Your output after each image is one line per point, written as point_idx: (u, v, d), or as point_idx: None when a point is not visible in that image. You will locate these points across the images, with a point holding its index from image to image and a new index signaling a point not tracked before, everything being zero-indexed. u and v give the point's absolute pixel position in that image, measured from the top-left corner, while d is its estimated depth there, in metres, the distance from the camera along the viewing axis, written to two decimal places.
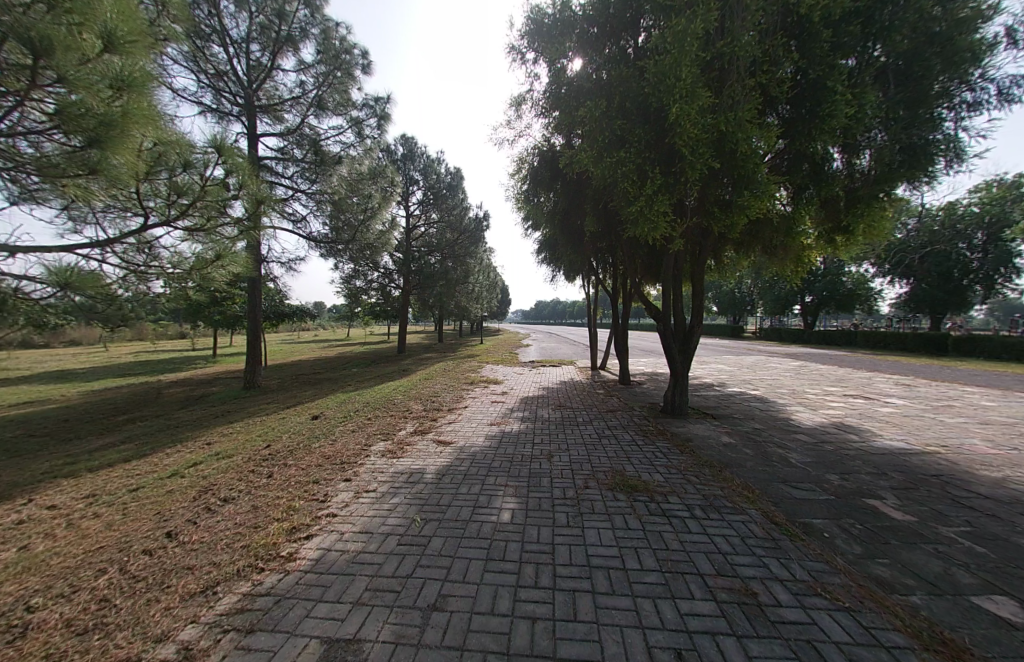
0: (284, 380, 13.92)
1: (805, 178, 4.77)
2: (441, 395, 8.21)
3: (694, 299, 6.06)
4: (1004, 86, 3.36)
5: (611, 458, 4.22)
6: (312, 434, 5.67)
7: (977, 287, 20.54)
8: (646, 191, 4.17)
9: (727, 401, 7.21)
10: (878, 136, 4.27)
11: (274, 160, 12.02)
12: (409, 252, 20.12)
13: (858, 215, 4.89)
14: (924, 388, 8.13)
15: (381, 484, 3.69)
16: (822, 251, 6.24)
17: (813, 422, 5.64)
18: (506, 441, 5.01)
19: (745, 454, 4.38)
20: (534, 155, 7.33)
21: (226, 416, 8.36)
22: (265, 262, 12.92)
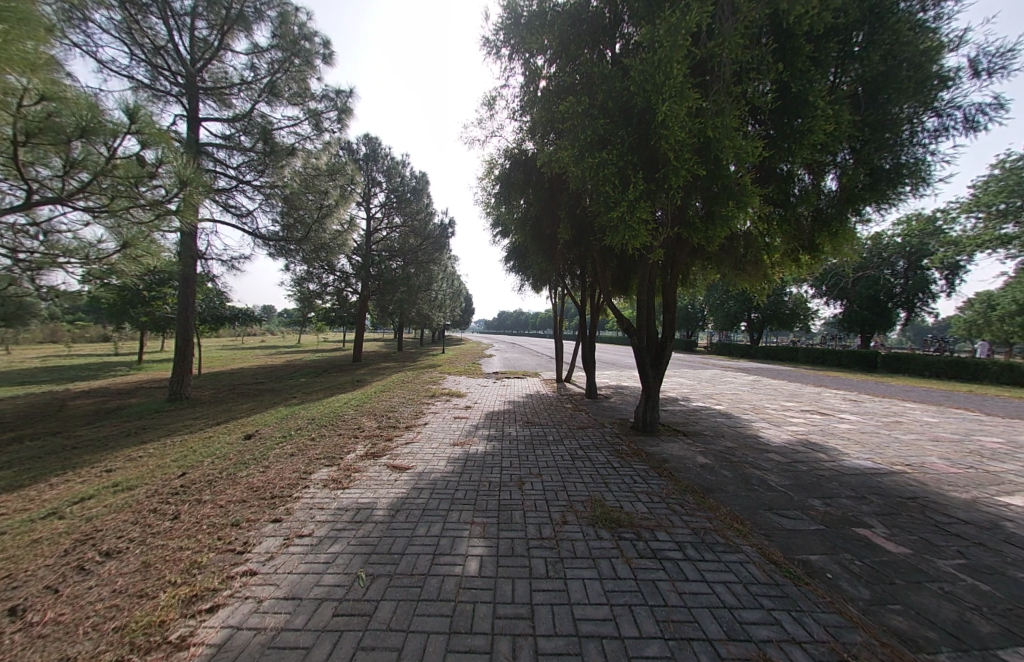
0: (218, 391, 12.35)
1: (778, 196, 5.00)
2: (399, 410, 7.47)
3: (666, 313, 5.95)
4: (970, 114, 3.83)
5: (587, 484, 3.83)
6: (240, 460, 4.68)
7: (900, 309, 23.53)
8: (629, 195, 3.95)
9: (696, 417, 7.19)
10: (843, 160, 4.79)
11: (216, 148, 10.86)
12: (368, 255, 19.12)
13: (826, 235, 5.22)
14: (868, 404, 8.66)
15: (321, 526, 2.98)
16: (785, 269, 6.55)
17: (782, 440, 5.68)
18: (470, 464, 4.47)
19: (726, 476, 4.19)
20: (505, 158, 7.04)
21: (136, 435, 7.04)
22: (200, 258, 11.50)
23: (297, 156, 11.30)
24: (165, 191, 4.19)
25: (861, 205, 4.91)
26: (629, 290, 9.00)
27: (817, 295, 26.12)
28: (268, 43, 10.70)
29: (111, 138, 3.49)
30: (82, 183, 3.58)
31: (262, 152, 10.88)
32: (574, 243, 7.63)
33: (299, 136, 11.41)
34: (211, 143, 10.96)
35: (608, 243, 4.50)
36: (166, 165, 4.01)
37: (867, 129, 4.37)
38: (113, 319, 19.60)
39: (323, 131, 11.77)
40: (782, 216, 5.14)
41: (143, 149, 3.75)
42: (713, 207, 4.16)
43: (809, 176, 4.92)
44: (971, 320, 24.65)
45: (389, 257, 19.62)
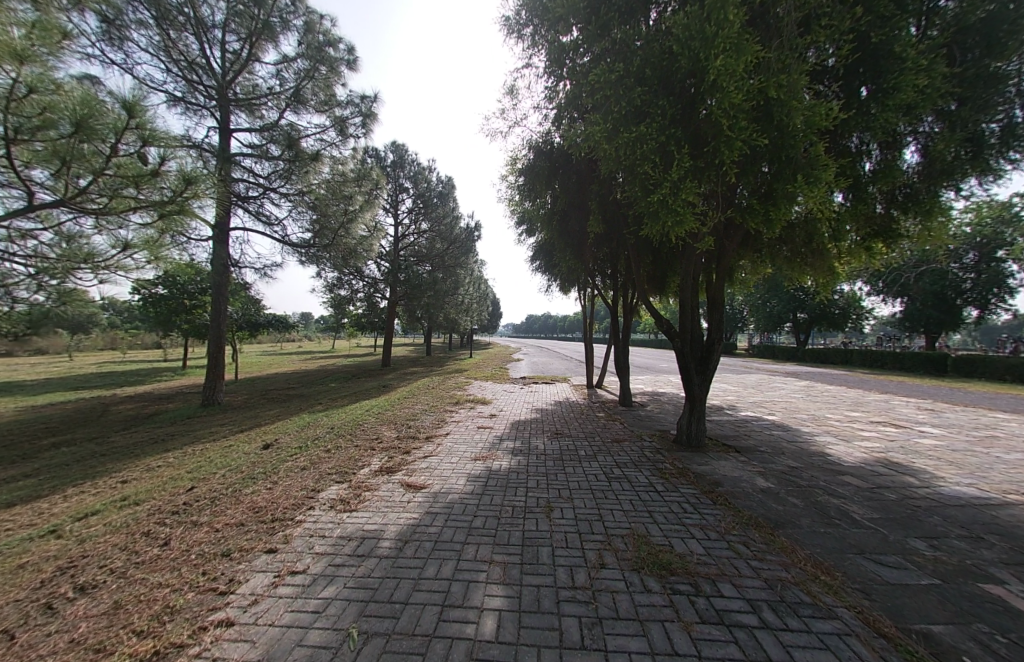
0: (251, 397, 12.64)
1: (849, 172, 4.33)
2: (421, 418, 7.14)
3: (712, 312, 5.31)
4: None
5: (628, 513, 3.26)
6: (249, 474, 4.44)
7: (971, 307, 20.95)
8: (673, 175, 3.47)
9: (746, 429, 6.38)
10: (926, 129, 4.15)
11: (245, 156, 11.13)
12: (395, 260, 19.30)
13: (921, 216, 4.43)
14: (953, 415, 7.42)
15: (317, 560, 2.62)
16: (854, 260, 5.69)
17: (855, 459, 4.81)
18: (491, 484, 3.99)
19: (794, 507, 3.46)
20: (529, 148, 6.61)
21: (168, 441, 7.15)
22: (234, 266, 11.88)
23: (321, 161, 11.39)
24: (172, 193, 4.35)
25: (956, 179, 4.17)
26: (666, 288, 8.34)
27: (872, 291, 23.86)
28: (294, 53, 10.96)
29: (113, 137, 3.76)
30: (90, 181, 3.81)
31: (289, 159, 11.06)
32: (606, 238, 7.11)
33: (321, 139, 11.47)
34: (241, 152, 11.27)
35: (648, 232, 4.05)
36: (170, 160, 4.19)
37: (963, 85, 3.63)
38: (164, 326, 20.98)
39: (347, 136, 11.84)
40: (862, 197, 4.48)
41: (143, 146, 3.96)
42: (775, 185, 3.61)
43: (881, 150, 4.28)
44: None
45: (415, 262, 19.72)
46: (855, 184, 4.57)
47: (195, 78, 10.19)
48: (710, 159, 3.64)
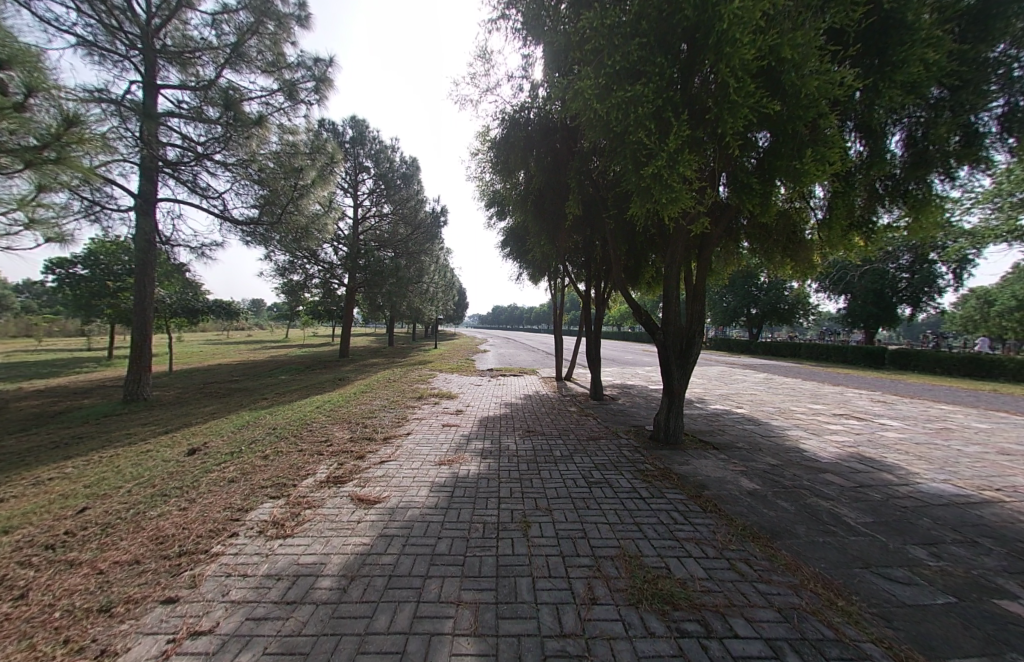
0: (184, 391, 11.21)
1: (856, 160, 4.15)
2: (379, 416, 6.45)
3: (693, 303, 5.02)
4: None
5: (615, 527, 2.88)
6: (161, 489, 3.60)
7: (904, 305, 23.08)
8: (672, 144, 3.07)
9: (720, 423, 6.30)
10: (909, 120, 4.19)
11: (174, 116, 9.56)
12: (355, 244, 17.92)
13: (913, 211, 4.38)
14: (902, 407, 7.81)
15: (232, 612, 1.97)
16: (825, 255, 5.66)
17: (831, 455, 4.79)
18: (457, 495, 3.47)
19: (786, 512, 3.25)
20: (503, 118, 5.99)
21: (70, 445, 6.00)
22: (163, 242, 10.36)
23: (266, 127, 10.02)
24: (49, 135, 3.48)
25: (931, 173, 4.22)
26: (641, 277, 8.15)
27: (820, 289, 25.47)
28: (236, 4, 9.54)
29: None
30: None
31: (227, 121, 9.59)
32: (583, 223, 6.72)
33: (266, 103, 10.10)
34: (170, 112, 9.68)
35: (636, 212, 3.67)
36: (41, 95, 3.34)
37: (964, 66, 3.61)
38: (81, 310, 18.34)
39: (298, 104, 10.56)
40: (852, 184, 4.37)
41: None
42: (773, 160, 3.50)
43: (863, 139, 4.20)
44: (971, 315, 24.32)
45: (377, 247, 18.42)
46: (830, 188, 4.69)
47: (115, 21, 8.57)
48: (712, 126, 3.28)
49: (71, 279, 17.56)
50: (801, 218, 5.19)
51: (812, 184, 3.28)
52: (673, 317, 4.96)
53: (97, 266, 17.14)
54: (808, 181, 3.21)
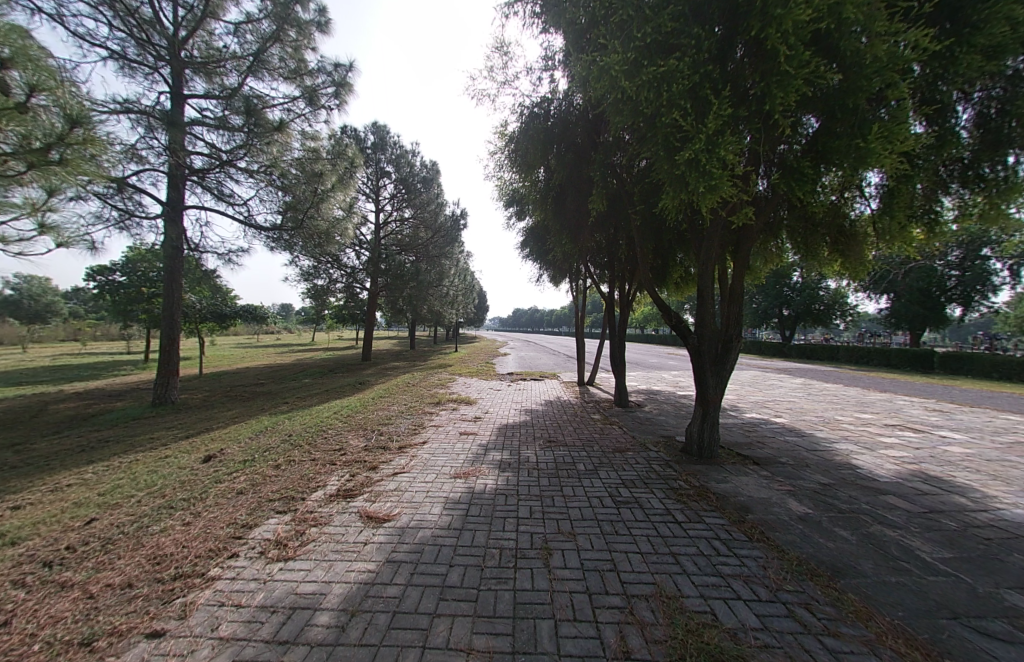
0: (211, 395, 11.51)
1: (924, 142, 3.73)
2: (395, 423, 6.30)
3: (728, 303, 4.63)
4: None
5: (648, 558, 2.54)
6: (169, 501, 3.51)
7: (954, 304, 21.33)
8: (710, 126, 2.76)
9: (757, 434, 5.79)
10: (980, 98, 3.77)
11: (202, 126, 9.84)
12: (376, 249, 18.12)
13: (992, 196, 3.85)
14: (965, 417, 7.02)
15: (219, 651, 1.76)
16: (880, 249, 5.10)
17: (890, 473, 4.25)
18: (473, 514, 3.20)
19: (846, 544, 2.82)
20: (522, 113, 5.79)
21: (99, 448, 6.16)
22: (191, 248, 10.69)
23: (288, 132, 10.18)
24: (53, 135, 3.44)
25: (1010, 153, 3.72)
26: (669, 276, 7.75)
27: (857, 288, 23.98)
28: (260, 14, 9.75)
29: None
30: None
31: (250, 129, 9.78)
32: (608, 218, 6.40)
33: (288, 109, 10.28)
34: (198, 122, 9.99)
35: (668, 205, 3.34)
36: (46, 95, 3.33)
37: None
38: (122, 315, 19.39)
39: (319, 109, 10.75)
40: (920, 169, 3.88)
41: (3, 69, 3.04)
42: (824, 142, 3.21)
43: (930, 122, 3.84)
44: None
45: (397, 251, 18.56)
46: (886, 176, 4.29)
47: (147, 35, 8.91)
48: (758, 103, 2.93)
49: (113, 286, 18.58)
50: (847, 208, 4.73)
51: (872, 169, 2.98)
52: (706, 318, 4.60)
53: (137, 273, 18.14)
54: (869, 164, 2.91)
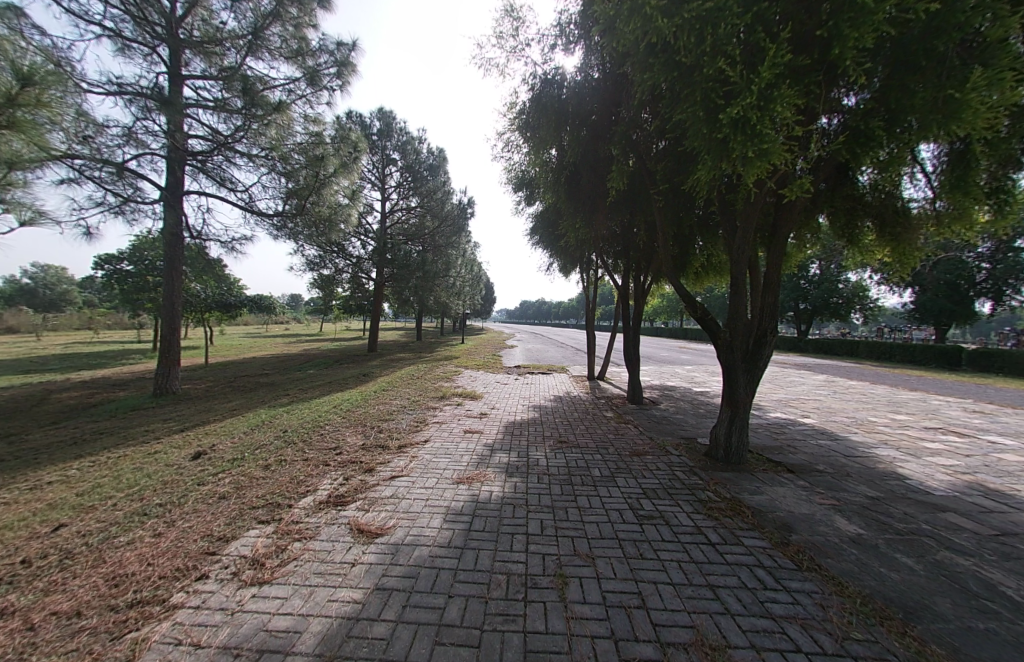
0: (215, 385, 11.35)
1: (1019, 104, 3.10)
2: (397, 419, 5.97)
3: (761, 293, 4.14)
4: None
5: (684, 590, 2.16)
6: (144, 507, 3.21)
7: (984, 299, 20.28)
8: (765, 75, 2.28)
9: (785, 437, 5.34)
10: None
11: (199, 107, 9.40)
12: (381, 238, 17.73)
13: None
14: (1012, 420, 6.45)
15: None
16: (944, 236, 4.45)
17: (945, 486, 3.76)
18: (477, 528, 2.84)
19: (912, 575, 2.38)
20: (534, 84, 5.28)
21: (92, 441, 5.95)
22: (192, 235, 10.43)
23: (287, 113, 9.71)
24: None
25: None
26: (688, 265, 7.25)
27: (880, 281, 22.99)
28: None
29: None
30: None
31: (248, 110, 9.34)
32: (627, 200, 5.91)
33: (288, 90, 9.81)
34: (197, 104, 9.59)
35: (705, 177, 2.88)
36: None
37: None
38: (131, 304, 19.45)
39: (320, 90, 10.27)
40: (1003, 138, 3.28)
41: None
42: (895, 98, 2.77)
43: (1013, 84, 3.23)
44: None
45: (403, 240, 18.16)
46: (951, 147, 3.70)
47: (144, 13, 8.50)
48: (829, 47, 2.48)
49: (122, 275, 18.63)
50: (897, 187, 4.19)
51: (956, 128, 2.56)
52: (736, 310, 4.09)
53: (145, 262, 18.09)
54: (957, 122, 2.49)
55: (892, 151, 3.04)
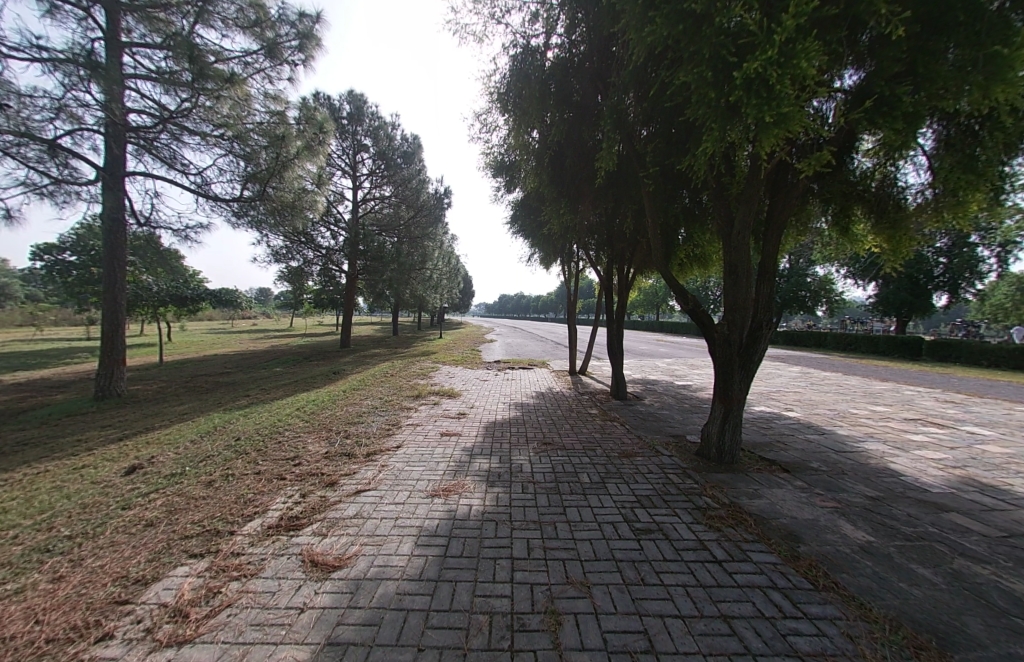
0: (168, 386, 10.39)
1: None
2: (367, 422, 5.47)
3: (757, 285, 3.89)
4: None
5: (700, 622, 1.86)
6: (47, 539, 2.63)
7: (942, 291, 21.46)
8: (791, 23, 2.01)
9: (774, 432, 5.21)
10: None
11: (140, 77, 8.31)
12: (354, 228, 16.80)
13: None
14: (981, 410, 6.62)
15: None
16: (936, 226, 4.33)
17: (940, 482, 3.67)
18: (453, 553, 2.44)
19: (933, 591, 2.17)
20: (514, 55, 4.81)
21: (9, 453, 5.16)
22: (137, 221, 9.40)
23: (242, 87, 8.70)
24: None
25: None
26: (673, 255, 7.05)
27: (847, 275, 23.90)
28: None
29: None
30: None
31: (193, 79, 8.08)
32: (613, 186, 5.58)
33: (245, 63, 8.88)
34: (140, 74, 8.46)
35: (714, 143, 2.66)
36: None
37: None
38: (74, 297, 17.73)
39: (281, 64, 9.41)
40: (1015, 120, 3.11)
41: None
42: (925, 63, 2.68)
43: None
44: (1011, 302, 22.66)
45: (377, 231, 17.28)
46: (950, 129, 3.57)
47: None
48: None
49: (63, 266, 16.94)
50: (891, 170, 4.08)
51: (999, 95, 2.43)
52: (737, 299, 3.82)
53: (87, 251, 16.41)
54: (1002, 85, 2.38)
55: (909, 123, 2.89)
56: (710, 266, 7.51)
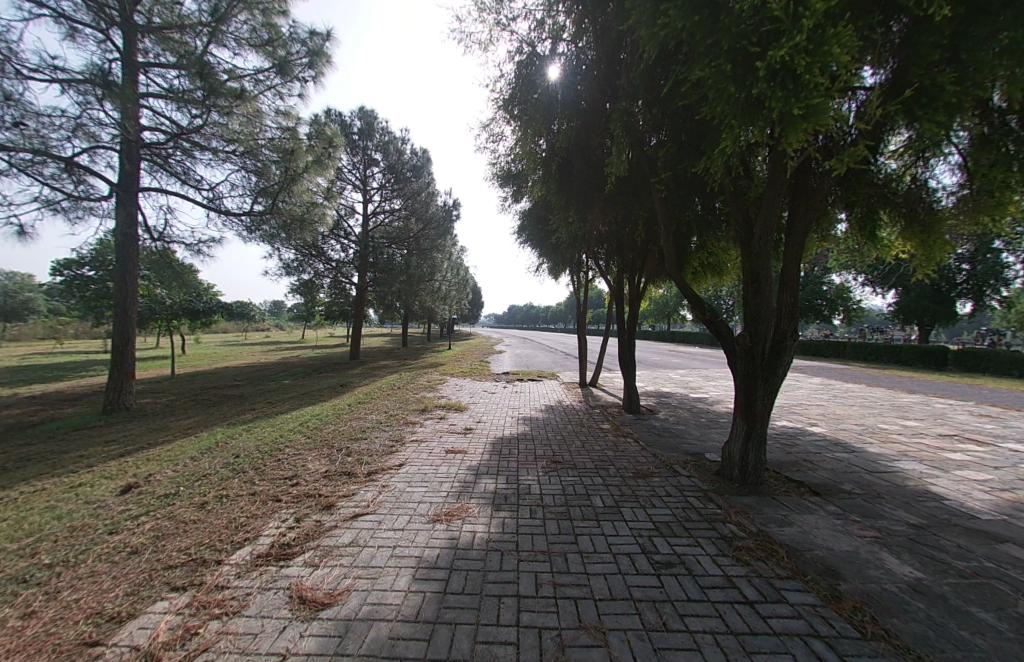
0: (176, 399, 10.39)
1: None
2: (370, 438, 5.29)
3: (780, 294, 3.67)
4: None
5: None
6: (26, 567, 2.48)
7: (966, 298, 20.67)
8: (819, 9, 1.95)
9: (799, 450, 4.89)
10: None
11: (156, 97, 8.58)
12: (363, 240, 16.98)
13: None
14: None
15: None
16: (971, 228, 4.08)
17: (990, 507, 3.34)
18: (454, 590, 2.22)
19: (1004, 640, 1.89)
20: (519, 63, 4.76)
21: (12, 469, 5.11)
22: (151, 236, 9.58)
23: (252, 104, 8.89)
24: None
25: None
26: (686, 263, 6.85)
27: (864, 282, 23.26)
28: None
29: None
30: None
31: (205, 96, 8.30)
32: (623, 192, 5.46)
33: (257, 80, 9.11)
34: (156, 93, 8.71)
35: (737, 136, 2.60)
36: None
37: None
38: (92, 312, 18.15)
39: (292, 80, 9.62)
40: None
41: None
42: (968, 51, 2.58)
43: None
44: None
45: (385, 243, 17.42)
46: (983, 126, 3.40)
47: None
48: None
49: (83, 281, 17.40)
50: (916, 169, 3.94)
51: None
52: (758, 308, 3.62)
53: (104, 266, 16.81)
54: None
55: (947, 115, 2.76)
56: (724, 273, 7.29)
